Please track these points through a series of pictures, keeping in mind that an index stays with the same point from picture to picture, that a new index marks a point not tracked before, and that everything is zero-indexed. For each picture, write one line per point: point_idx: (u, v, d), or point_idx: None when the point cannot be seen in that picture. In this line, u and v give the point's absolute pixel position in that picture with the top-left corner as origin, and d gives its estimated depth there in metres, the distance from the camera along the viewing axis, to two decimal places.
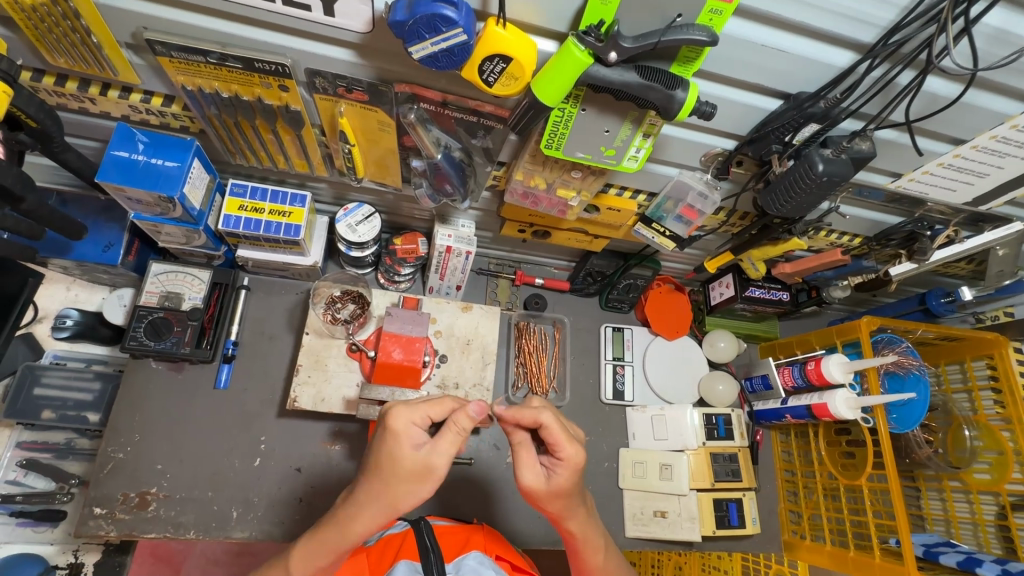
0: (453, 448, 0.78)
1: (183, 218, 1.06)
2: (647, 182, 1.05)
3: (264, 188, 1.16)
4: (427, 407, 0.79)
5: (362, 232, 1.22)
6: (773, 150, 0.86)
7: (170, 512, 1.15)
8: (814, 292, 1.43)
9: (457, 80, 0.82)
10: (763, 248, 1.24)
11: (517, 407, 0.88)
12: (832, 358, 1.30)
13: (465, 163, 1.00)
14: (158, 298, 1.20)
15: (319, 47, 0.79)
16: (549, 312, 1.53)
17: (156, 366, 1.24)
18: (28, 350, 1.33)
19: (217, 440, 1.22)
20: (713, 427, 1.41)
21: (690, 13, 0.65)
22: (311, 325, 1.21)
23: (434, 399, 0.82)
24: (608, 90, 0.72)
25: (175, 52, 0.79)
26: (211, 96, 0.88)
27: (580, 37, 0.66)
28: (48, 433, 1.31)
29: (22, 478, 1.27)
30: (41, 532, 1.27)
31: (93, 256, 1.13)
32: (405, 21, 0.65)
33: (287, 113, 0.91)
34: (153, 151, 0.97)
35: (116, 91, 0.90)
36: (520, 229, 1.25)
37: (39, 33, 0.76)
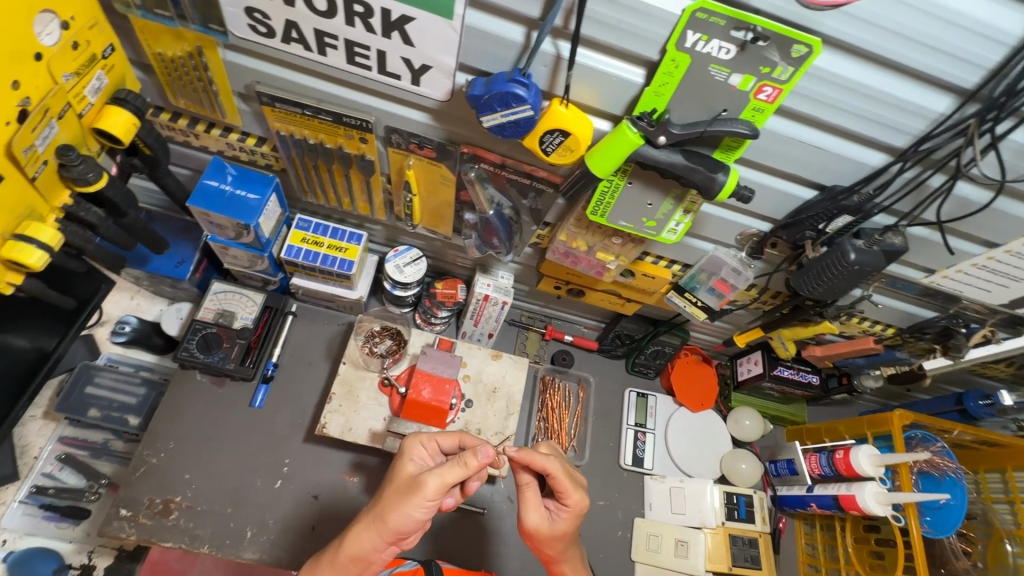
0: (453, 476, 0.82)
1: (252, 244, 1.17)
2: (682, 254, 1.10)
3: (327, 224, 1.26)
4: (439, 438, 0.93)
5: (408, 273, 1.31)
6: (807, 236, 0.91)
7: (190, 523, 1.18)
8: (844, 379, 1.44)
9: (517, 146, 0.91)
10: (793, 328, 1.26)
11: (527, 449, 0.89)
12: (862, 449, 1.27)
13: (513, 221, 1.08)
14: (214, 314, 1.30)
15: (402, 109, 0.90)
16: (576, 370, 1.55)
17: (200, 378, 1.31)
18: (86, 351, 1.44)
19: (245, 457, 1.26)
20: (734, 507, 1.37)
21: (734, 108, 0.72)
22: (349, 355, 1.27)
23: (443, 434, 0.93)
24: (655, 168, 0.80)
25: (279, 103, 0.91)
26: (298, 141, 1.00)
27: (633, 121, 0.74)
28: (89, 431, 1.38)
29: (57, 472, 1.34)
30: (63, 529, 1.30)
31: (165, 270, 1.24)
32: (482, 95, 0.75)
33: (362, 161, 1.01)
34: (239, 183, 1.09)
35: (219, 130, 1.03)
36: (555, 285, 1.31)
37: (170, 78, 0.90)
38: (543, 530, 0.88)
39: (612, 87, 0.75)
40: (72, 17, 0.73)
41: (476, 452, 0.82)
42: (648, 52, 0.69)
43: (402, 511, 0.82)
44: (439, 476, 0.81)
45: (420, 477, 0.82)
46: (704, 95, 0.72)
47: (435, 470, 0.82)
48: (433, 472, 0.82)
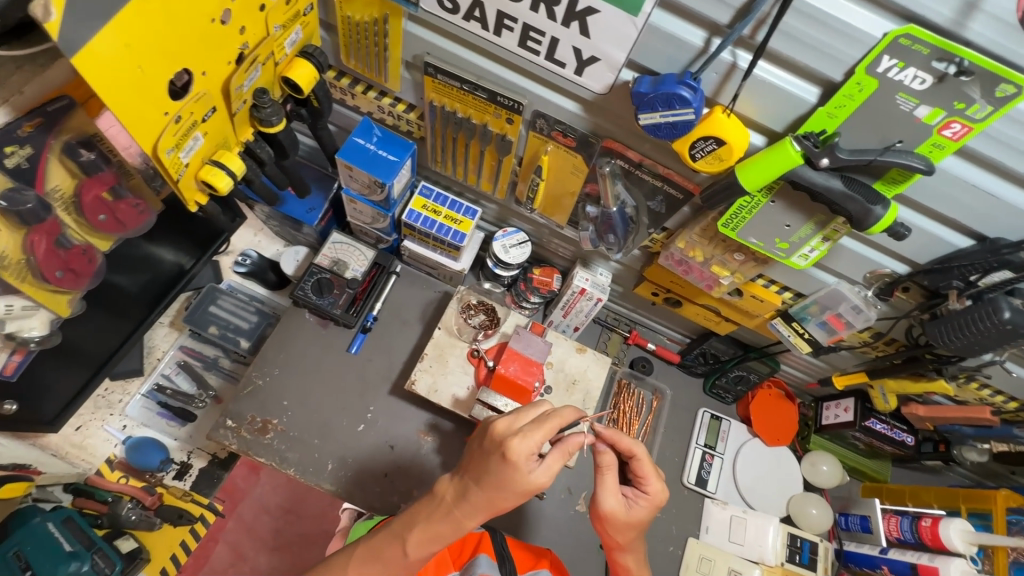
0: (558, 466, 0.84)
1: (380, 202, 1.26)
2: (799, 283, 1.08)
3: (446, 195, 1.33)
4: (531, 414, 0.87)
5: (513, 255, 1.35)
6: (953, 285, 0.86)
7: (282, 445, 1.29)
8: (942, 446, 1.35)
9: (660, 147, 0.93)
10: (900, 380, 1.19)
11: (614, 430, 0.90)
12: (954, 522, 1.18)
13: (632, 220, 1.09)
14: (329, 262, 1.41)
15: (555, 96, 0.93)
16: (652, 379, 1.55)
17: (308, 318, 1.42)
18: (212, 275, 1.60)
19: (336, 397, 1.36)
20: (796, 551, 1.34)
21: (911, 141, 0.71)
22: (445, 322, 1.34)
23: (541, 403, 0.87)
24: (806, 189, 0.78)
25: (442, 75, 0.97)
26: (447, 113, 1.06)
27: (798, 139, 0.74)
28: (204, 345, 1.54)
29: (174, 376, 1.49)
30: (172, 427, 1.46)
31: (298, 214, 1.36)
32: (647, 93, 0.77)
33: (502, 140, 1.06)
34: (382, 144, 1.17)
35: (376, 93, 1.12)
36: (654, 291, 1.31)
37: (350, 40, 0.99)
38: (618, 514, 0.87)
39: (780, 102, 0.74)
40: None
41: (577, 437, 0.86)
42: (832, 72, 0.68)
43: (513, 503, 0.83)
44: (547, 471, 0.82)
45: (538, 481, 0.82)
46: (881, 124, 0.70)
47: (545, 465, 0.83)
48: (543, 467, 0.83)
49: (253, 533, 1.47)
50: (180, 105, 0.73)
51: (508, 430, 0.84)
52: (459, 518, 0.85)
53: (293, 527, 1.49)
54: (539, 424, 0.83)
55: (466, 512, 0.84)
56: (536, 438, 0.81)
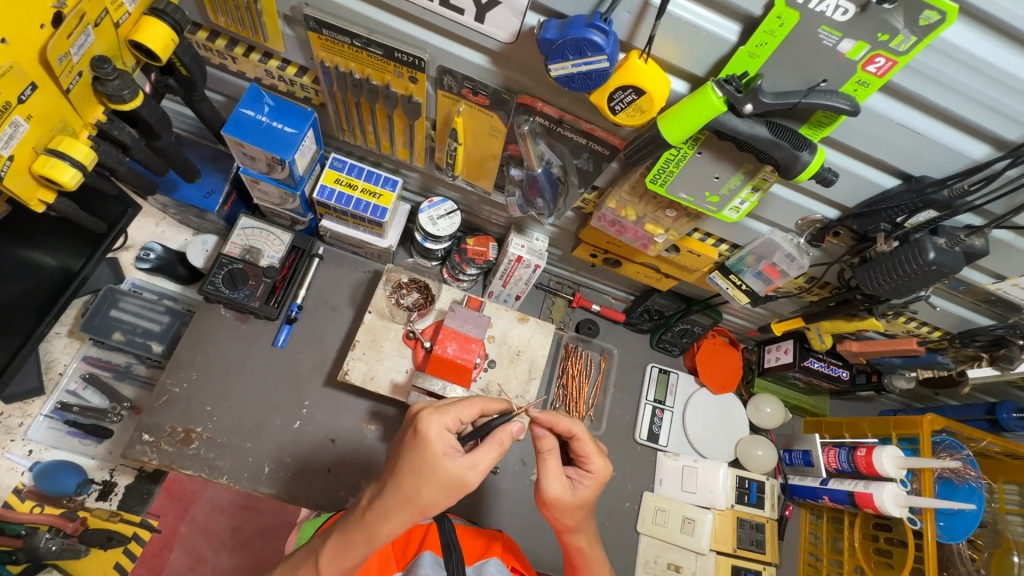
0: (488, 460, 0.79)
1: (284, 180, 1.12)
2: (734, 234, 1.05)
3: (361, 166, 1.21)
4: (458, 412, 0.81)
5: (442, 226, 1.26)
6: (880, 228, 0.84)
7: (210, 454, 1.19)
8: (874, 376, 1.40)
9: (580, 101, 0.84)
10: (834, 321, 1.21)
11: (551, 411, 0.85)
12: (886, 450, 1.24)
13: (561, 181, 1.02)
14: (240, 250, 1.27)
15: (460, 49, 0.83)
16: (599, 340, 1.52)
17: (225, 314, 1.29)
18: (110, 274, 1.43)
19: (266, 395, 1.26)
20: (745, 492, 1.38)
21: (835, 79, 0.65)
22: (376, 305, 1.25)
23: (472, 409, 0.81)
24: (732, 139, 0.73)
25: (326, 30, 0.83)
26: (342, 74, 0.93)
27: (719, 84, 0.68)
28: (112, 353, 1.39)
29: (81, 390, 1.35)
30: (87, 445, 1.33)
31: (194, 199, 1.21)
32: (555, 40, 0.68)
33: (409, 103, 0.95)
34: (276, 115, 1.03)
35: (258, 54, 0.97)
36: (592, 253, 1.26)
37: None
38: (564, 499, 0.84)
39: (700, 43, 0.67)
40: None
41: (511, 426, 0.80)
42: (751, 5, 0.61)
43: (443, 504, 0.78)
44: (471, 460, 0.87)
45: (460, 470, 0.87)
46: (804, 62, 0.64)
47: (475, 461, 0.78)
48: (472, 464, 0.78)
49: (209, 533, 1.41)
50: None
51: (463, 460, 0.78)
52: (381, 531, 0.78)
53: (252, 522, 1.44)
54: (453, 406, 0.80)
55: (385, 519, 0.77)
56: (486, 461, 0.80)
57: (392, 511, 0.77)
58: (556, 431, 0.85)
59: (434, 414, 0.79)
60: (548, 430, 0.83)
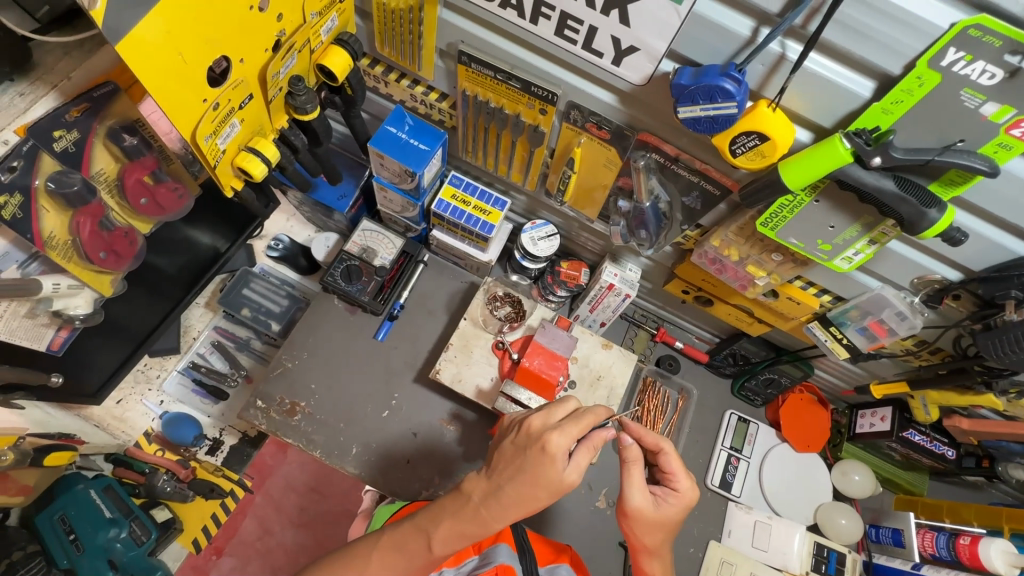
0: (586, 460, 0.84)
1: (409, 191, 1.25)
2: (840, 286, 1.03)
3: (476, 185, 1.32)
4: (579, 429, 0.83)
5: (541, 247, 1.34)
6: (1010, 295, 0.81)
7: (309, 427, 1.32)
8: (985, 462, 1.28)
9: (699, 142, 0.89)
10: (944, 392, 1.14)
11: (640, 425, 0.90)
12: (996, 542, 1.14)
13: (665, 216, 1.07)
14: (358, 249, 1.42)
15: (591, 87, 0.91)
16: (679, 378, 1.51)
17: (337, 304, 1.44)
18: (246, 258, 1.64)
19: (362, 383, 1.38)
20: (822, 561, 1.30)
21: (974, 140, 0.66)
22: (471, 312, 1.34)
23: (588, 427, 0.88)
24: (854, 190, 0.74)
25: (475, 64, 0.95)
26: (479, 103, 1.05)
27: (848, 136, 0.70)
28: (238, 327, 1.58)
29: (208, 355, 1.54)
30: (205, 404, 1.52)
31: (329, 200, 1.37)
32: (688, 85, 0.74)
33: (534, 132, 1.05)
34: (414, 134, 1.17)
35: (408, 80, 1.11)
36: (684, 289, 1.28)
37: (384, 28, 0.98)
38: (646, 512, 0.85)
39: (830, 96, 0.70)
40: None
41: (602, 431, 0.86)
42: (890, 65, 0.64)
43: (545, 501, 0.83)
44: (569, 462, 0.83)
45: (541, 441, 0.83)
46: (942, 122, 0.65)
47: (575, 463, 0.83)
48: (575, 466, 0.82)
49: (279, 509, 1.53)
50: (217, 92, 0.74)
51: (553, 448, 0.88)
52: (487, 520, 0.83)
53: (318, 505, 1.55)
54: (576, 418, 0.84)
55: (494, 512, 0.82)
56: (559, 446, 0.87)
57: (505, 504, 0.82)
58: (643, 444, 0.89)
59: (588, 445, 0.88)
60: (636, 441, 0.88)
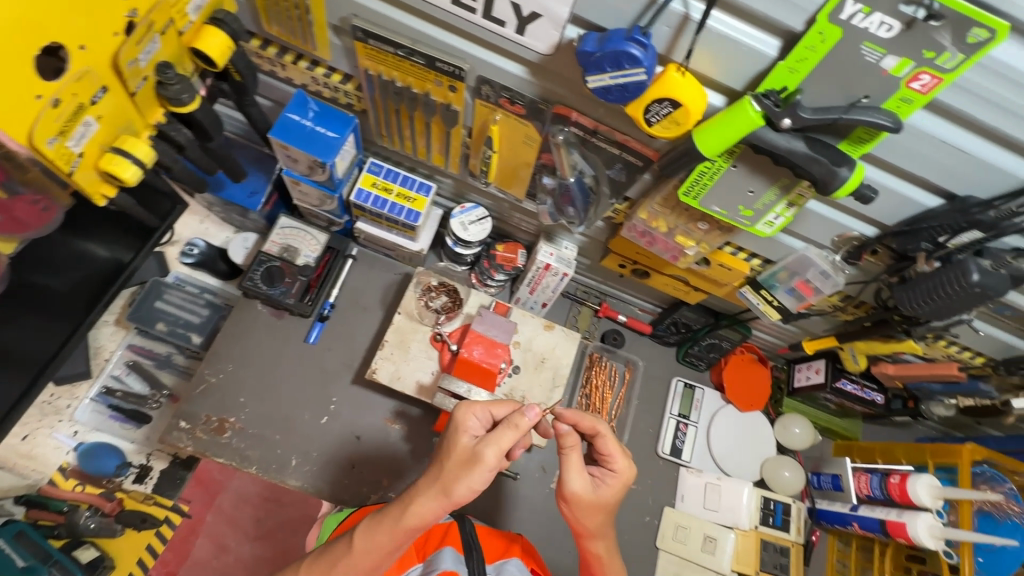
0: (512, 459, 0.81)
1: (324, 182, 1.16)
2: (767, 249, 1.04)
3: (398, 171, 1.25)
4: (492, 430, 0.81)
5: (472, 232, 1.28)
6: (921, 247, 0.82)
7: (241, 444, 1.23)
8: (910, 403, 1.35)
9: (615, 112, 0.85)
10: (870, 342, 1.17)
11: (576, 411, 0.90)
12: (922, 478, 1.19)
13: (592, 191, 1.03)
14: (278, 248, 1.32)
15: (499, 59, 0.85)
16: (624, 351, 1.52)
17: (261, 309, 1.34)
18: (157, 267, 1.50)
19: (296, 390, 1.30)
20: (769, 513, 1.35)
21: (878, 96, 0.65)
22: (405, 306, 1.28)
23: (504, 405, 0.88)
24: (768, 153, 0.73)
25: (373, 40, 0.87)
26: (384, 82, 0.97)
27: (758, 98, 0.68)
28: (155, 342, 1.46)
29: (123, 376, 1.42)
30: (127, 430, 1.39)
31: (238, 198, 1.26)
32: (593, 52, 0.69)
33: (447, 111, 0.98)
34: (320, 120, 1.07)
35: (306, 62, 1.01)
36: (621, 263, 1.26)
37: (266, 4, 0.88)
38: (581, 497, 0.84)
39: (737, 57, 0.68)
40: None
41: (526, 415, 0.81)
42: (793, 22, 0.61)
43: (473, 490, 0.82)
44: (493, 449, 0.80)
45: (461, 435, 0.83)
46: (845, 78, 0.64)
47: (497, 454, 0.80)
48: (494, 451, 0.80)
49: (235, 524, 1.43)
50: (56, 85, 0.64)
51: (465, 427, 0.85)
52: (412, 516, 0.80)
53: (275, 514, 1.45)
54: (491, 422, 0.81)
55: (421, 505, 0.80)
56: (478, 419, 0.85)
57: (428, 496, 0.80)
58: (580, 429, 0.89)
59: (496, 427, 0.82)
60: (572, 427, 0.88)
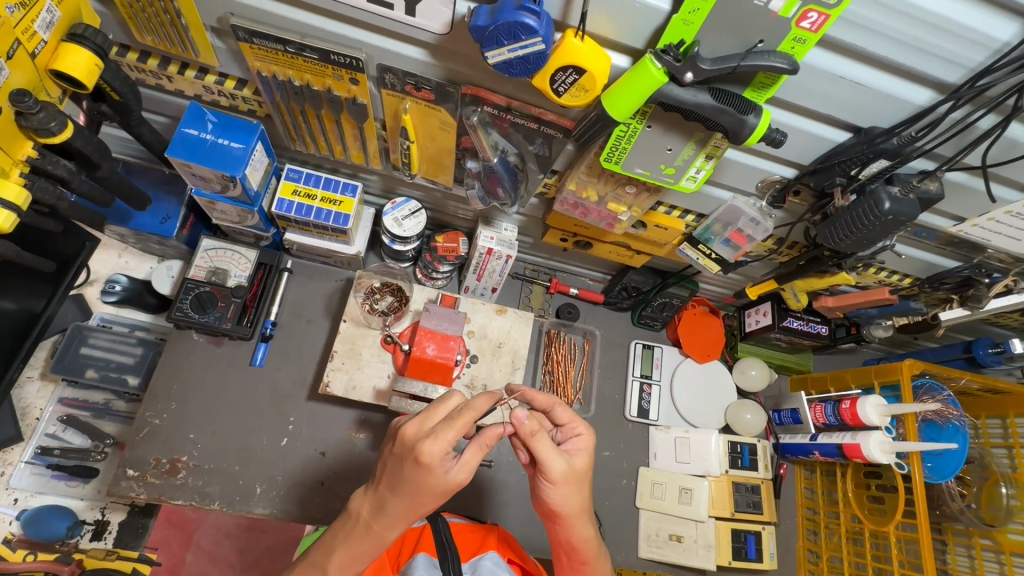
0: (477, 458, 0.78)
1: (239, 198, 1.09)
2: (698, 204, 1.05)
3: (318, 175, 1.18)
4: (454, 430, 0.75)
5: (407, 227, 1.24)
6: (836, 182, 0.84)
7: (198, 481, 1.17)
8: (853, 329, 1.42)
9: (525, 86, 0.83)
10: (807, 279, 1.21)
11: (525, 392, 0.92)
12: (869, 399, 1.26)
13: (518, 168, 1.01)
14: (205, 273, 1.23)
15: (396, 45, 0.81)
16: (580, 323, 1.53)
17: (197, 338, 1.27)
18: (77, 311, 1.39)
19: (249, 417, 1.25)
20: (737, 456, 1.39)
21: (772, 39, 0.65)
22: (350, 313, 1.23)
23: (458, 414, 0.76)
24: (677, 109, 0.72)
25: (257, 39, 0.81)
26: (281, 83, 0.91)
27: (657, 55, 0.66)
28: (88, 391, 1.36)
29: (60, 433, 1.33)
30: (73, 487, 1.31)
31: (150, 226, 1.18)
32: (487, 26, 0.66)
33: (354, 105, 0.93)
34: (221, 131, 1.00)
35: (193, 71, 0.94)
36: (562, 237, 1.25)
37: (132, 12, 0.80)
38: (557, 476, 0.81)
39: (632, 15, 0.66)
40: None
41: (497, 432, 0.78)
42: None
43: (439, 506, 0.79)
44: (465, 468, 0.77)
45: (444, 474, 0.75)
46: (739, 25, 0.63)
47: (465, 464, 0.77)
48: (464, 470, 0.77)
49: (216, 559, 1.38)
50: None
51: (419, 432, 0.77)
52: (380, 532, 0.79)
53: (259, 542, 1.41)
54: (451, 419, 0.76)
55: (386, 524, 0.78)
56: (447, 438, 0.74)
57: (396, 518, 0.78)
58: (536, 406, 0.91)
59: (429, 438, 0.74)
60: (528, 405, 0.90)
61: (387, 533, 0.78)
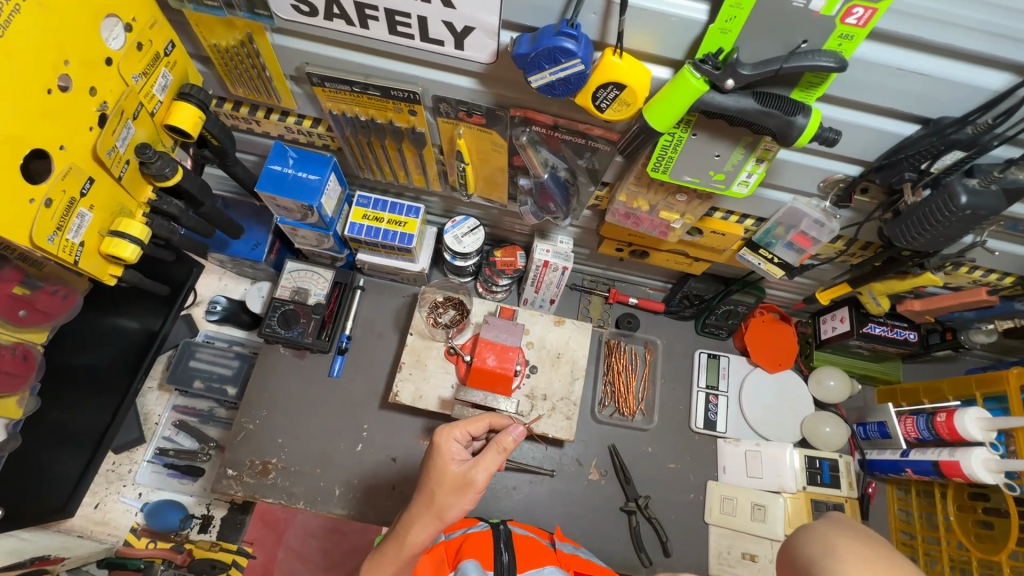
0: (493, 464, 0.85)
1: (317, 224, 1.20)
2: (756, 208, 1.02)
3: (385, 199, 1.28)
4: (468, 424, 0.90)
5: (467, 243, 1.30)
6: (906, 178, 0.79)
7: (286, 482, 1.28)
8: (948, 334, 1.29)
9: (570, 105, 0.86)
10: (887, 281, 1.13)
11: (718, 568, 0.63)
12: (968, 411, 1.14)
13: (569, 183, 1.04)
14: (290, 292, 1.36)
15: (448, 76, 0.87)
16: (642, 333, 1.52)
17: (283, 352, 1.40)
18: (186, 329, 1.58)
19: (330, 424, 1.36)
20: (816, 472, 1.30)
21: (816, 38, 0.64)
22: (416, 327, 1.31)
23: (477, 415, 0.93)
24: (721, 116, 0.72)
25: (328, 82, 0.91)
26: (351, 119, 1.01)
27: (696, 65, 0.67)
28: (196, 400, 1.55)
29: (174, 436, 1.51)
30: (185, 484, 1.49)
31: (243, 252, 1.33)
32: (528, 53, 0.70)
33: (413, 134, 1.01)
34: (300, 166, 1.12)
35: (277, 114, 1.07)
36: (617, 247, 1.26)
37: (228, 68, 0.93)
38: None
39: (669, 29, 0.68)
40: (134, 18, 0.76)
41: (509, 433, 0.86)
42: None
43: (458, 507, 0.83)
44: (482, 467, 0.84)
45: (469, 473, 0.84)
46: (779, 28, 0.63)
47: (481, 462, 0.84)
48: (480, 466, 0.84)
49: (304, 558, 1.46)
50: (44, 187, 0.70)
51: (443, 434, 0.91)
52: (404, 539, 0.83)
53: (341, 545, 1.46)
54: (469, 418, 0.91)
55: (411, 526, 0.83)
56: (494, 459, 0.85)
57: (417, 515, 0.84)
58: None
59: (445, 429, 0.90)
60: None
61: (409, 538, 0.82)
